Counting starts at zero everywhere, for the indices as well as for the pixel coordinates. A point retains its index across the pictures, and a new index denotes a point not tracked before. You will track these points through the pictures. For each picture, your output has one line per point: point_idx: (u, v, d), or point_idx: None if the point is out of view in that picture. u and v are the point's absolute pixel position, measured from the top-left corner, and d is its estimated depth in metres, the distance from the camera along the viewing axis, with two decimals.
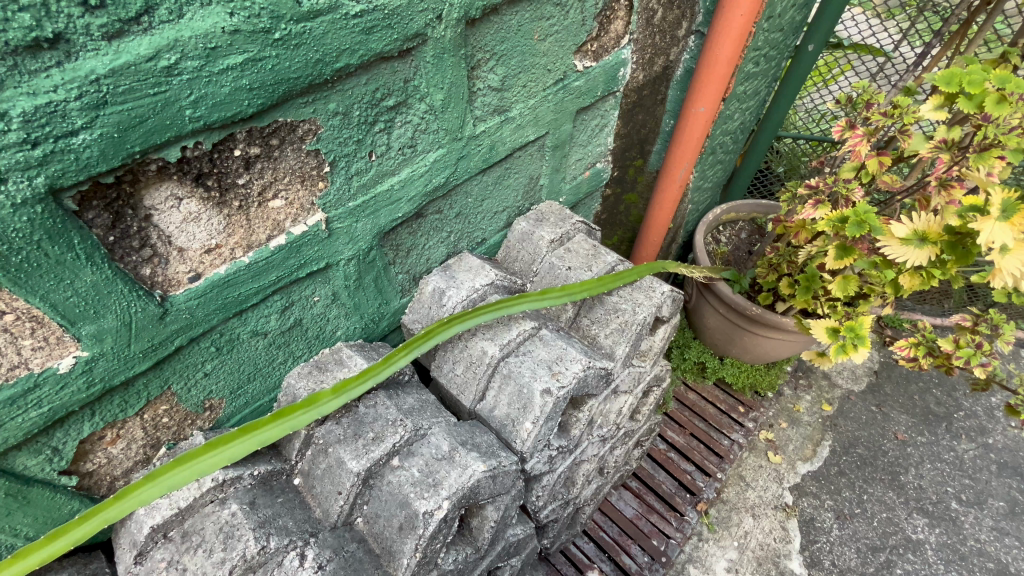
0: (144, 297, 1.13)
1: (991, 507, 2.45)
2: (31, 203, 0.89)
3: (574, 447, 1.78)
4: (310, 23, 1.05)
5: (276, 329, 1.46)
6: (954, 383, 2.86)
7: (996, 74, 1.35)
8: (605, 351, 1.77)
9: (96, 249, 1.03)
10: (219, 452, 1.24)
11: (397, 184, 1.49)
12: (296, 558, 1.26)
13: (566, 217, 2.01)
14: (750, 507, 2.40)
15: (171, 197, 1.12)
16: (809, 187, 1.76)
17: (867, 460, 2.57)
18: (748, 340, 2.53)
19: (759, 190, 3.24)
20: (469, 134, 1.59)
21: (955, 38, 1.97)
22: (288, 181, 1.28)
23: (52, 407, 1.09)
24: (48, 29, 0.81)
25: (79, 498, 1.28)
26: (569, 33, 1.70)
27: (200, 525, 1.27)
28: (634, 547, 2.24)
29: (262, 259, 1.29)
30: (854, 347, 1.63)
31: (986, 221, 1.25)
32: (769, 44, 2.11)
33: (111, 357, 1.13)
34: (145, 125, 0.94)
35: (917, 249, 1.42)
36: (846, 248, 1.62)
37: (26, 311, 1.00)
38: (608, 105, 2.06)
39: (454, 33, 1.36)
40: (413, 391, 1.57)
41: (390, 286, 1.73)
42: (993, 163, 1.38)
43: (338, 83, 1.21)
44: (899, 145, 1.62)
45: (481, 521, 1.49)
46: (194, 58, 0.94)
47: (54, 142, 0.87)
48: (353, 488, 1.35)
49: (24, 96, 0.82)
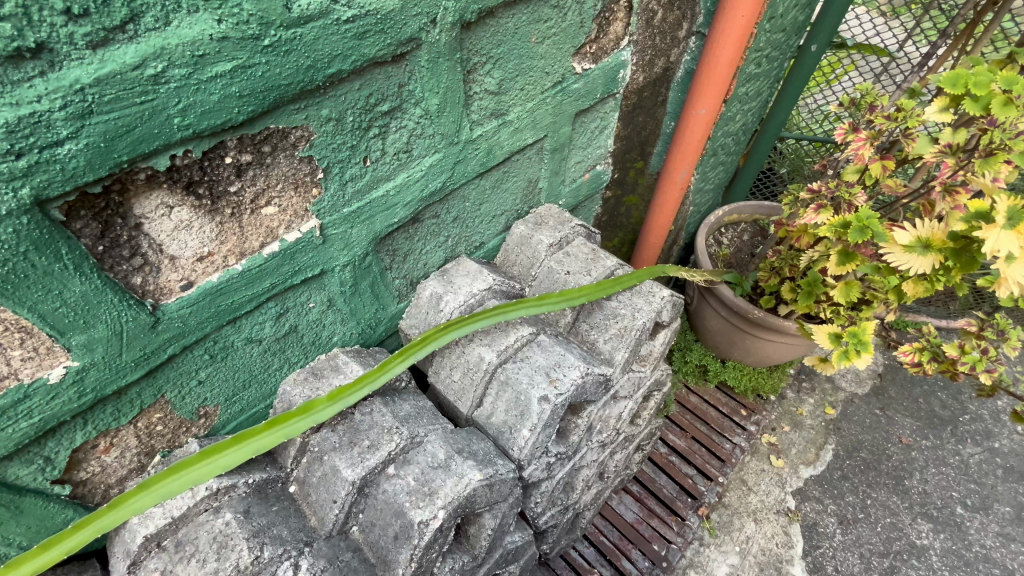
0: (135, 306, 1.12)
1: (997, 513, 2.42)
2: (17, 214, 0.88)
3: (574, 453, 1.76)
4: (301, 29, 1.04)
5: (271, 335, 1.45)
6: (960, 387, 2.82)
7: (1002, 75, 1.32)
8: (604, 356, 1.75)
9: (84, 258, 1.02)
10: (215, 460, 1.23)
11: (393, 189, 1.47)
12: (290, 568, 1.25)
13: (565, 221, 1.99)
14: (752, 511, 2.38)
15: (162, 205, 1.11)
16: (811, 190, 1.75)
17: (871, 464, 2.54)
18: (750, 343, 2.50)
19: (762, 191, 3.22)
20: (466, 138, 1.58)
21: (962, 38, 1.93)
22: (281, 188, 1.27)
23: (43, 418, 1.08)
24: (30, 39, 0.80)
25: (73, 506, 1.27)
26: (568, 35, 1.68)
27: (194, 535, 1.26)
28: (635, 552, 2.22)
29: (256, 266, 1.27)
30: (857, 353, 1.60)
31: (991, 229, 1.22)
32: (771, 45, 2.09)
33: (102, 366, 1.12)
34: (133, 134, 0.93)
35: (920, 257, 1.39)
36: (849, 253, 1.58)
37: (15, 322, 0.99)
38: (608, 107, 2.04)
39: (449, 37, 1.34)
40: (410, 398, 1.55)
41: (387, 291, 1.72)
42: (999, 167, 1.35)
43: (330, 89, 1.20)
44: (904, 148, 1.59)
45: (479, 529, 1.48)
46: (181, 66, 0.93)
47: (39, 152, 0.86)
48: (348, 497, 1.33)
49: (7, 107, 0.81)
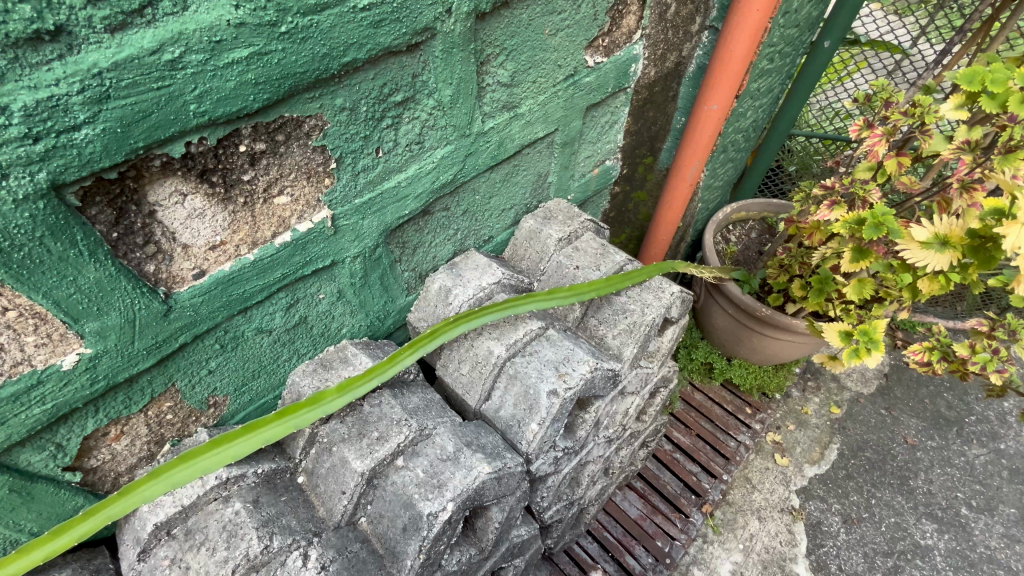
0: (148, 294, 1.12)
1: (1002, 514, 2.41)
2: (33, 199, 0.88)
3: (580, 448, 1.76)
4: (317, 16, 1.03)
5: (280, 326, 1.44)
6: (966, 388, 2.81)
7: (1020, 73, 1.31)
8: (612, 351, 1.74)
9: (99, 245, 1.02)
10: (224, 449, 1.23)
11: (404, 180, 1.47)
12: (299, 557, 1.24)
13: (574, 215, 1.98)
14: (756, 509, 2.38)
15: (176, 192, 1.11)
16: (824, 188, 1.74)
17: (876, 464, 2.53)
18: (757, 342, 2.49)
19: (769, 189, 3.21)
20: (477, 130, 1.57)
21: (977, 36, 1.91)
22: (294, 177, 1.26)
23: (56, 404, 1.08)
24: (49, 21, 0.80)
25: (83, 494, 1.27)
26: (581, 27, 1.67)
27: (204, 523, 1.26)
28: (639, 548, 2.23)
29: (268, 256, 1.27)
30: (868, 351, 1.59)
31: (1011, 226, 1.20)
32: (785, 40, 2.07)
33: (115, 353, 1.12)
34: (149, 120, 0.93)
35: (937, 254, 1.38)
36: (863, 250, 1.57)
37: (29, 307, 0.99)
38: (619, 101, 2.03)
39: (464, 27, 1.34)
40: (418, 390, 1.54)
41: (396, 283, 1.72)
42: (1018, 165, 1.33)
43: (344, 78, 1.19)
44: (919, 145, 1.58)
45: (486, 522, 1.48)
46: (198, 52, 0.92)
47: (56, 137, 0.85)
48: (357, 488, 1.33)
49: (25, 90, 0.81)
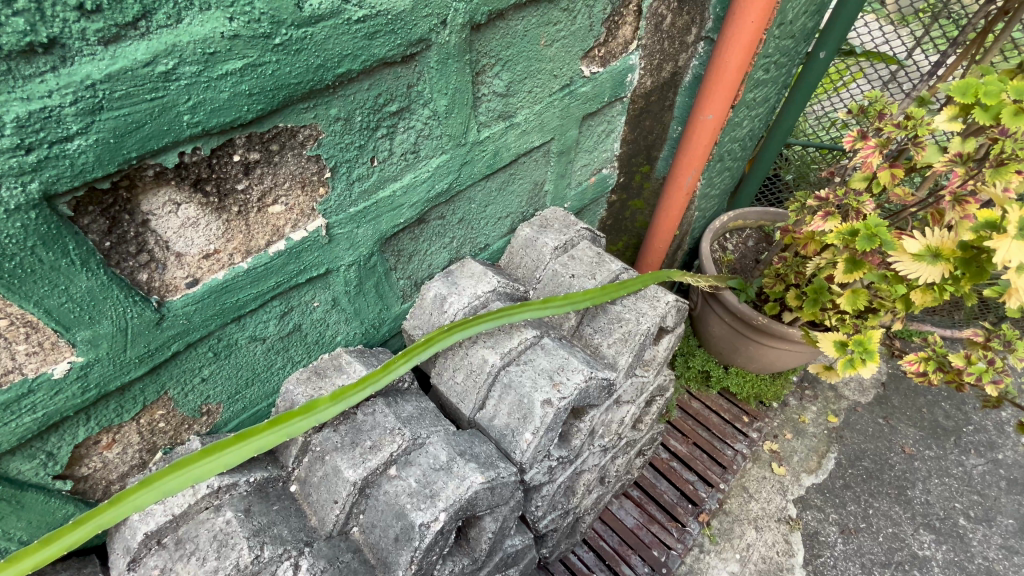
0: (140, 303, 1.12)
1: (1001, 525, 2.40)
2: (25, 209, 0.88)
3: (575, 457, 1.75)
4: (311, 28, 1.04)
5: (274, 333, 1.44)
6: (964, 398, 2.80)
7: (1013, 86, 1.32)
8: (607, 360, 1.74)
9: (91, 254, 1.02)
10: (216, 458, 1.22)
11: (399, 189, 1.47)
12: (290, 568, 1.24)
13: (570, 224, 1.98)
14: (753, 518, 2.36)
15: (169, 202, 1.11)
16: (819, 199, 1.76)
17: (874, 473, 2.53)
18: (754, 350, 2.49)
19: (767, 198, 3.21)
20: (473, 139, 1.58)
21: (971, 47, 1.92)
22: (288, 186, 1.27)
23: (47, 413, 1.08)
24: (42, 34, 0.80)
25: (74, 502, 1.27)
26: (577, 38, 1.68)
27: (194, 533, 1.25)
28: (635, 557, 2.22)
29: (262, 264, 1.28)
30: (862, 361, 1.58)
31: (1002, 239, 1.20)
32: (780, 51, 2.08)
33: (107, 362, 1.12)
34: (142, 131, 0.93)
35: (929, 266, 1.37)
36: (856, 261, 1.60)
37: (20, 316, 0.99)
38: (615, 111, 2.04)
39: (459, 38, 1.34)
40: (412, 399, 1.54)
41: (391, 291, 1.72)
42: (1010, 178, 1.33)
43: (339, 89, 1.20)
44: (912, 157, 1.57)
45: (479, 532, 1.47)
46: (192, 63, 0.93)
47: (49, 148, 0.86)
48: (349, 497, 1.32)
49: (18, 101, 0.81)
